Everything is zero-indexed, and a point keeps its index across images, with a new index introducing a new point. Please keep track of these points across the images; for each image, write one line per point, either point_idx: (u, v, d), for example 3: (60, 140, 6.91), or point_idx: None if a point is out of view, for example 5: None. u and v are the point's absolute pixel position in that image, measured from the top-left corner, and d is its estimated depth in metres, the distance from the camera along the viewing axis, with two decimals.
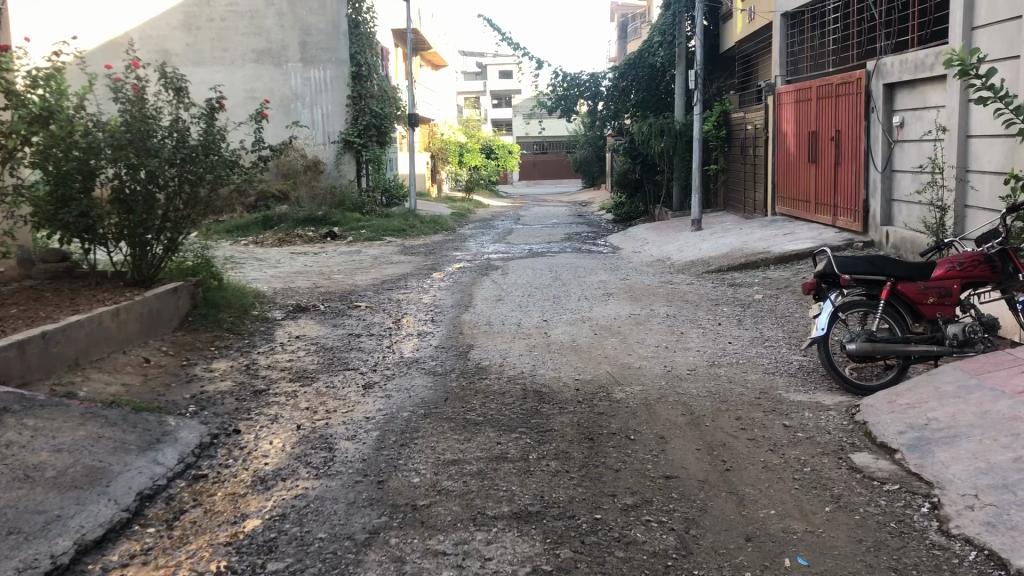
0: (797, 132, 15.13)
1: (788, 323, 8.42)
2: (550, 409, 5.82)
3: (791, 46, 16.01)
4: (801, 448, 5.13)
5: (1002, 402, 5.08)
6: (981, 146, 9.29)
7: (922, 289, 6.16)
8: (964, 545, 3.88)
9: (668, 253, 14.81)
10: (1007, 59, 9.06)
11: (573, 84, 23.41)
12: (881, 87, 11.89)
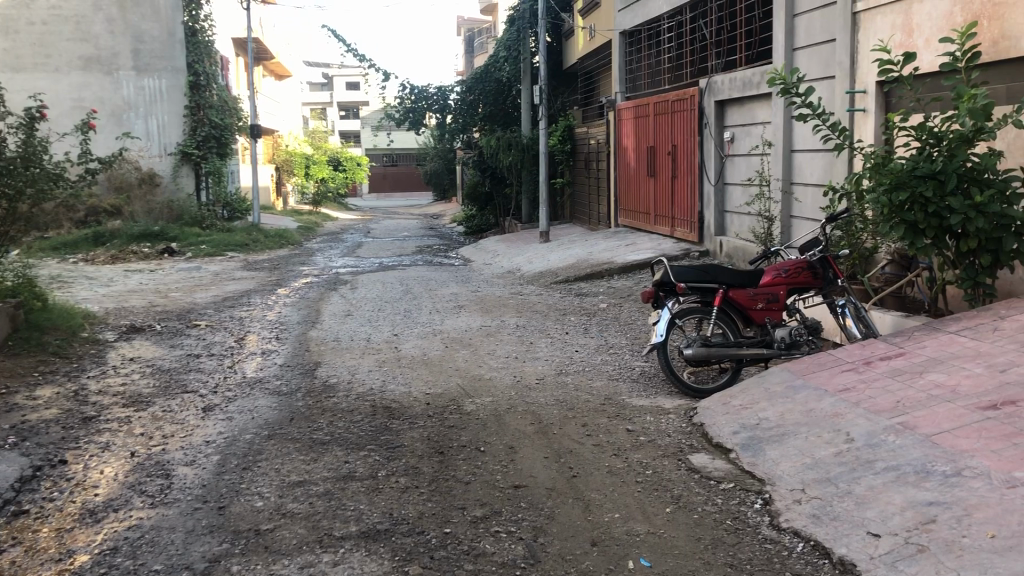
0: (637, 146, 15.69)
1: (632, 331, 8.69)
2: (400, 424, 5.77)
3: (630, 64, 16.60)
4: (644, 451, 5.30)
5: (825, 400, 5.42)
6: (804, 160, 9.92)
7: (751, 295, 6.53)
8: (793, 537, 4.11)
9: (517, 265, 15.01)
10: (824, 79, 9.73)
11: (420, 97, 23.29)
12: (713, 104, 12.50)
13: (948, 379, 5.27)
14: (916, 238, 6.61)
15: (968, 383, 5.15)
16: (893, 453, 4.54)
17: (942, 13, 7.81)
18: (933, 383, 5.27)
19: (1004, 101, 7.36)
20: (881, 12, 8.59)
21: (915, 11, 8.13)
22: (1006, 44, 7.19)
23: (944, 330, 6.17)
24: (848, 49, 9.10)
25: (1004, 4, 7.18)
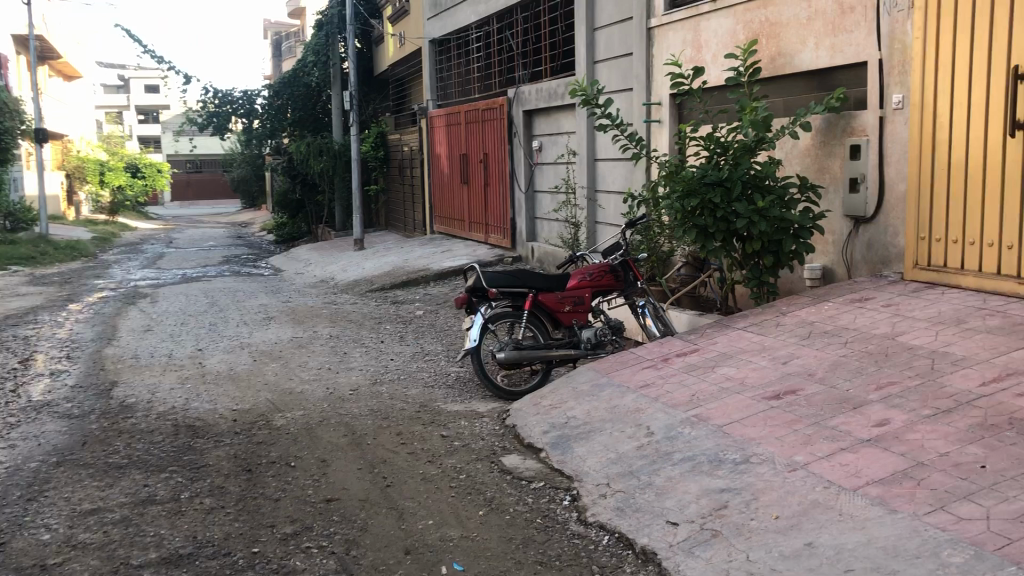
0: (449, 154, 15.83)
1: (446, 337, 8.75)
2: (204, 443, 5.52)
3: (440, 72, 16.73)
4: (457, 456, 5.35)
5: (628, 396, 5.66)
6: (607, 168, 10.36)
7: (559, 298, 6.72)
8: (599, 530, 4.30)
9: (331, 274, 14.75)
10: (624, 91, 10.20)
11: (224, 101, 22.52)
12: (521, 113, 12.80)
13: (737, 372, 5.65)
14: (707, 242, 7.02)
15: (755, 375, 5.54)
16: (688, 444, 4.81)
17: (726, 31, 8.37)
18: (724, 376, 5.63)
19: (782, 114, 7.99)
20: (673, 28, 9.11)
21: (702, 29, 8.68)
22: (781, 61, 7.81)
23: (734, 326, 6.60)
24: (643, 63, 9.58)
25: (778, 24, 7.79)
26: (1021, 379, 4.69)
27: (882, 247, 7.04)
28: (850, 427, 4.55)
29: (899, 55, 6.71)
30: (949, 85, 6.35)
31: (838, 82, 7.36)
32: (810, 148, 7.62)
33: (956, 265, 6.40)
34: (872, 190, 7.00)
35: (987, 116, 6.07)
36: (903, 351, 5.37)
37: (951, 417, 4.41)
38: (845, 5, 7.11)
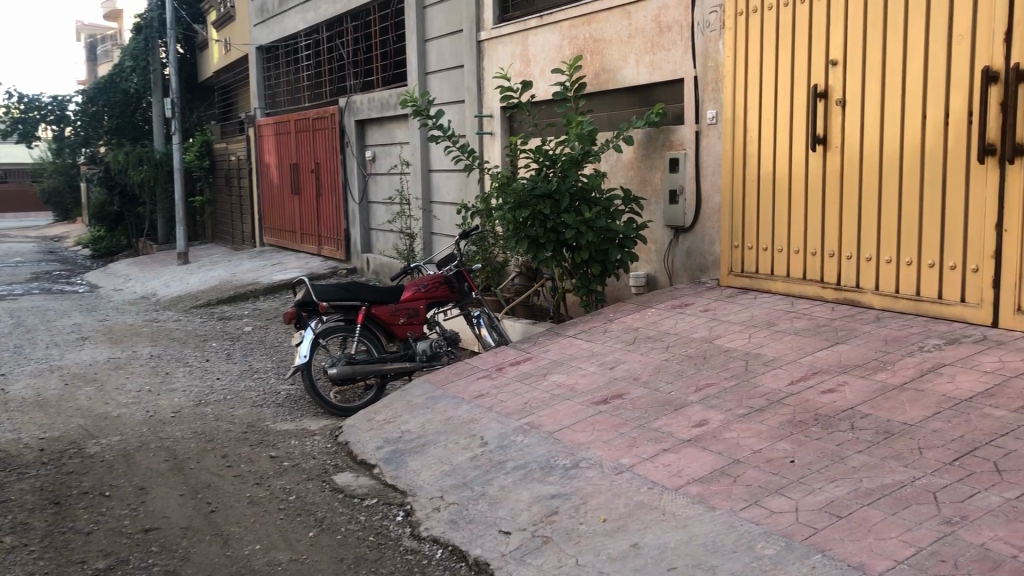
0: (278, 164, 15.41)
1: (277, 354, 8.49)
2: (6, 477, 5.10)
3: (268, 79, 16.28)
4: (287, 477, 5.19)
5: (461, 407, 5.67)
6: (440, 179, 10.40)
7: (393, 311, 6.65)
8: (433, 544, 4.28)
9: (153, 289, 14.03)
10: (455, 102, 10.27)
11: (31, 107, 20.64)
12: (352, 123, 12.63)
13: (568, 379, 5.77)
14: (538, 252, 7.14)
15: (584, 381, 5.68)
16: (521, 452, 4.87)
17: (553, 46, 8.58)
18: (554, 384, 5.73)
19: (606, 127, 8.25)
20: (502, 41, 9.25)
21: (530, 43, 8.86)
22: (605, 77, 8.07)
23: (565, 334, 6.74)
24: (474, 75, 9.68)
25: (602, 41, 8.05)
26: (824, 376, 5.03)
27: (700, 255, 7.41)
28: (672, 429, 4.73)
29: (712, 72, 7.09)
30: (756, 100, 6.75)
31: (658, 97, 7.70)
32: (633, 161, 7.93)
33: (767, 271, 6.79)
34: (690, 203, 7.35)
35: (791, 130, 6.49)
36: (720, 354, 5.65)
37: (763, 415, 4.67)
38: (663, 25, 7.45)
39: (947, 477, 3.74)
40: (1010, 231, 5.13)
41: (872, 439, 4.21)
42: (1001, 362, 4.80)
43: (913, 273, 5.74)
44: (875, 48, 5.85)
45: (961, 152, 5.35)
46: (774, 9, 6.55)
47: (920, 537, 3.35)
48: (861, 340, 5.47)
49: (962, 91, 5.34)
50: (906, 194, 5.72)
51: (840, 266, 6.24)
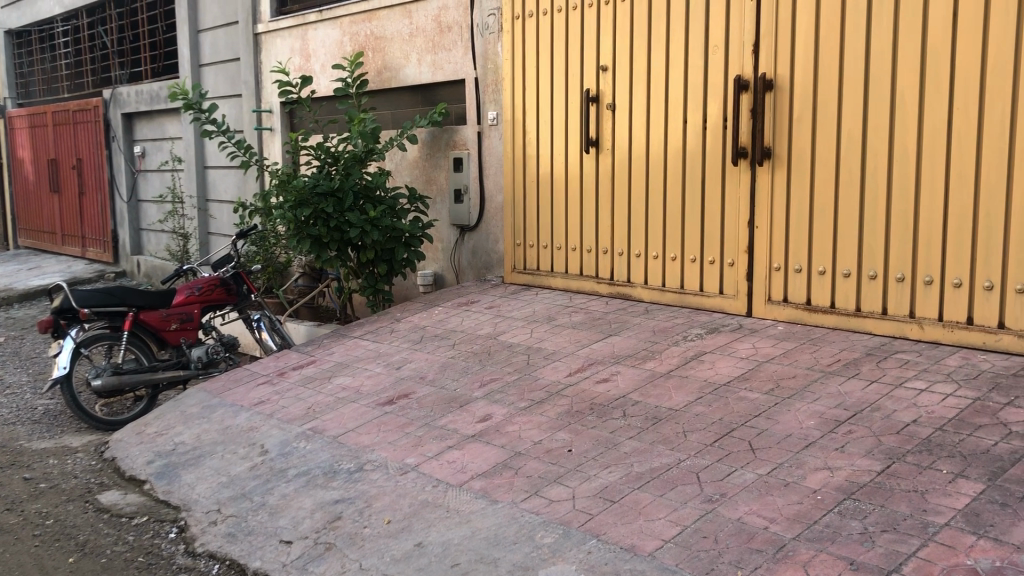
0: (34, 159, 14.15)
1: (32, 367, 7.78)
2: None
3: (20, 66, 14.91)
4: (44, 500, 4.80)
5: (240, 415, 5.44)
6: (217, 177, 9.95)
7: (163, 316, 6.29)
8: (209, 560, 4.08)
9: None
10: (232, 97, 9.86)
11: None
12: (118, 116, 11.82)
13: (352, 382, 5.66)
14: (321, 251, 6.98)
15: (369, 382, 5.60)
16: (303, 458, 4.73)
17: (334, 42, 8.42)
18: (339, 387, 5.61)
19: (390, 126, 8.18)
20: (280, 35, 8.97)
21: (310, 38, 8.65)
22: (387, 75, 8.01)
23: (350, 335, 6.61)
24: (251, 69, 9.33)
25: (383, 39, 8.00)
26: (600, 367, 5.25)
27: (486, 253, 7.54)
28: (457, 426, 4.77)
29: (492, 74, 7.23)
30: (534, 103, 6.94)
31: (440, 97, 7.74)
32: (418, 160, 7.93)
33: (547, 267, 7.00)
34: (475, 202, 7.48)
35: (566, 132, 6.73)
36: (504, 349, 5.77)
37: (543, 408, 4.81)
38: (444, 25, 7.52)
39: (708, 457, 4.01)
40: (760, 228, 5.60)
41: (642, 425, 4.44)
42: (754, 348, 5.21)
43: (677, 268, 6.12)
44: (641, 56, 6.18)
45: (718, 154, 5.76)
46: (548, 14, 6.75)
47: (684, 516, 3.56)
48: (633, 332, 5.76)
49: (718, 99, 5.75)
50: (670, 193, 6.08)
51: (614, 262, 6.53)
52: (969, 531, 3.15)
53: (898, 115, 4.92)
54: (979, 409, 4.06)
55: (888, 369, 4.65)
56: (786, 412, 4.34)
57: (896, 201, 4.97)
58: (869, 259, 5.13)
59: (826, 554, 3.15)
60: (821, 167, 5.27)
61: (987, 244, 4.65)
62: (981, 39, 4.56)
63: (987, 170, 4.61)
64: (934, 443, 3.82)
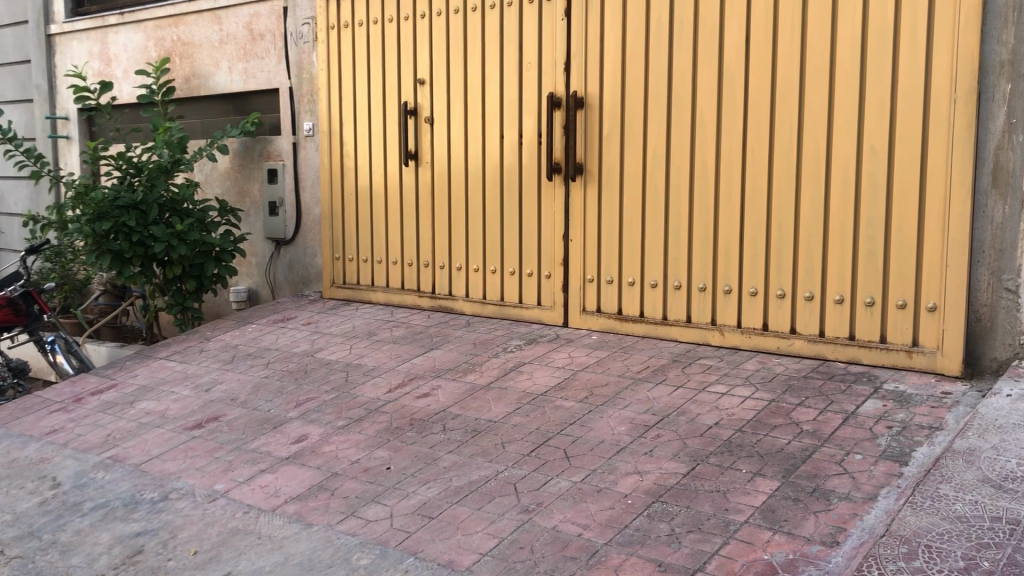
0: None
1: None
2: None
3: None
4: None
5: (30, 446, 5.00)
6: (5, 188, 9.20)
7: None
8: None
9: None
10: (21, 102, 9.14)
11: None
12: None
13: (157, 406, 5.34)
14: (123, 267, 6.56)
15: (176, 406, 5.29)
16: (101, 490, 4.40)
17: (137, 46, 7.97)
18: (142, 412, 5.27)
19: (199, 135, 7.80)
20: (76, 37, 8.41)
21: (110, 41, 8.15)
22: (196, 82, 7.65)
23: (155, 356, 6.24)
24: (44, 73, 8.69)
25: (190, 44, 7.64)
26: (419, 383, 5.19)
27: (303, 267, 7.34)
28: (270, 448, 4.58)
29: (307, 84, 7.06)
30: (350, 115, 6.83)
31: (254, 107, 7.47)
32: (230, 171, 7.60)
33: (368, 281, 6.90)
34: (291, 214, 7.28)
35: (384, 145, 6.66)
36: (321, 367, 5.61)
37: (361, 426, 4.70)
38: (256, 33, 7.28)
39: (525, 467, 4.05)
40: (574, 241, 5.74)
41: (461, 438, 4.43)
42: (570, 357, 5.32)
43: (497, 281, 6.17)
44: (457, 71, 6.20)
45: (533, 169, 5.86)
46: (363, 25, 6.65)
47: (501, 528, 3.56)
48: (453, 345, 5.75)
49: (531, 115, 5.85)
50: (488, 207, 6.13)
51: (434, 275, 6.52)
52: (765, 526, 3.32)
53: (699, 134, 5.17)
54: (774, 410, 4.32)
55: (693, 374, 4.87)
56: (600, 419, 4.45)
57: (698, 214, 5.22)
58: (675, 270, 5.36)
59: (637, 557, 3.23)
60: (629, 182, 5.46)
61: (779, 255, 4.97)
62: (770, 64, 4.87)
63: (777, 186, 4.92)
64: (734, 444, 4.01)
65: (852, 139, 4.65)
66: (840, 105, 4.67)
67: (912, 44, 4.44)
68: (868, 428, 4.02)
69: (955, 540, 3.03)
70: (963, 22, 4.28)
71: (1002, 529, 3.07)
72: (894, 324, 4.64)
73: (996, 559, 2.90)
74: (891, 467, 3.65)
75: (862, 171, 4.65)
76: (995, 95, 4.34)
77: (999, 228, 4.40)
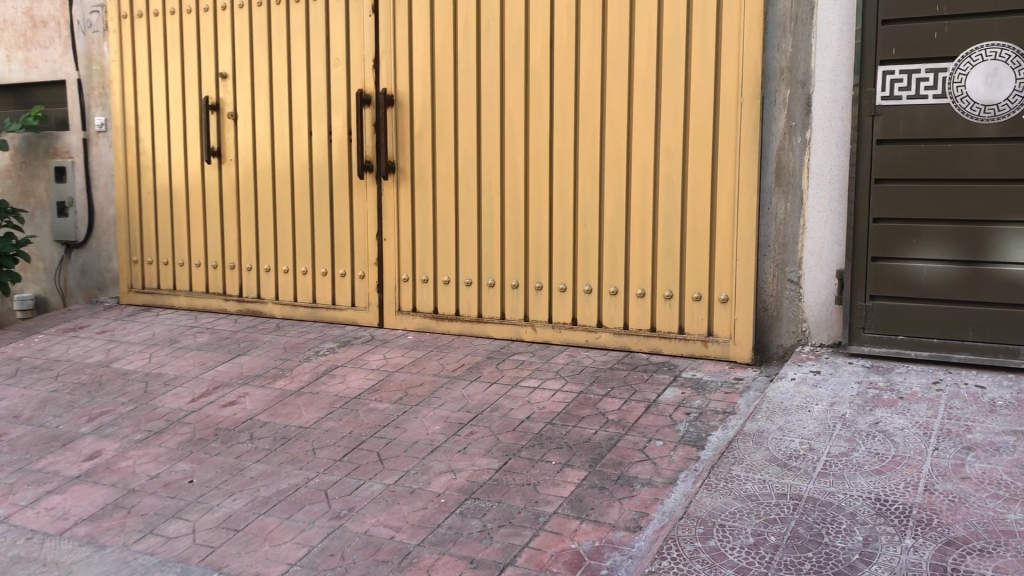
0: None
1: None
2: None
3: None
4: None
5: None
6: None
7: None
8: None
9: None
10: None
11: None
12: None
13: None
14: None
15: None
16: None
17: None
18: None
19: None
20: None
21: None
22: None
23: None
24: None
25: None
26: (225, 391, 4.97)
27: (97, 272, 6.89)
28: (58, 467, 4.23)
29: (98, 76, 6.63)
30: (147, 110, 6.44)
31: (36, 99, 6.92)
32: (10, 169, 7.01)
33: (170, 286, 6.55)
34: (82, 215, 6.81)
35: (184, 141, 6.33)
36: (117, 378, 5.26)
37: (161, 438, 4.44)
38: (37, 20, 6.75)
39: (336, 473, 3.95)
40: (387, 240, 5.67)
41: (270, 447, 4.27)
42: (384, 358, 5.25)
43: (308, 282, 6.01)
44: (262, 66, 5.97)
45: (344, 167, 5.75)
46: (158, 15, 6.29)
47: (311, 536, 3.45)
48: (262, 351, 5.54)
49: (341, 112, 5.73)
50: (297, 207, 5.95)
51: (241, 277, 6.26)
52: (574, 516, 3.39)
53: (508, 133, 5.23)
54: (583, 401, 4.43)
55: (506, 370, 4.93)
56: (413, 419, 4.42)
57: (509, 212, 5.29)
58: (487, 268, 5.41)
59: (449, 555, 3.21)
60: (442, 181, 5.46)
61: (586, 253, 5.11)
62: (574, 66, 4.99)
63: (582, 185, 5.06)
64: (544, 437, 4.09)
65: (650, 140, 4.85)
66: (639, 106, 4.85)
67: (703, 49, 4.67)
68: (668, 415, 4.20)
69: (745, 518, 3.21)
70: (747, 30, 4.56)
71: (787, 505, 3.28)
72: (692, 316, 4.88)
73: (781, 533, 3.09)
74: (689, 451, 3.83)
75: (661, 170, 4.85)
76: (777, 99, 4.65)
77: (782, 223, 4.72)
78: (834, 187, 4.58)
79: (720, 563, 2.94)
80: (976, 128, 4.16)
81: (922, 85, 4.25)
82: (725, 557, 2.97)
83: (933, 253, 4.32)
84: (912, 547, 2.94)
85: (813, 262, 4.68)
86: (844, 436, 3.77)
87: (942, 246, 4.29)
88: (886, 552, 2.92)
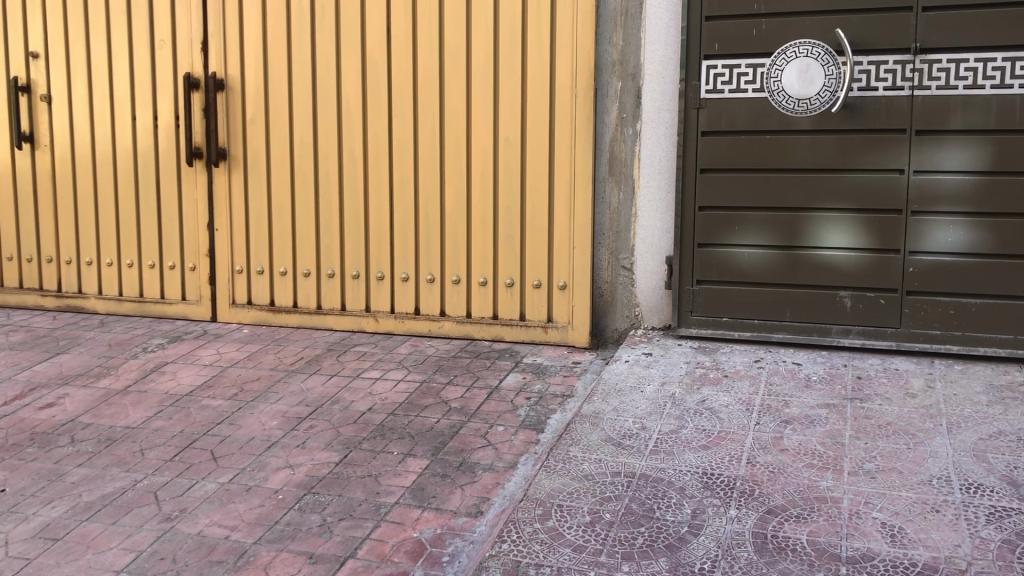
0: None
1: None
2: None
3: None
4: None
5: None
6: None
7: None
8: None
9: None
10: None
11: None
12: None
13: None
14: None
15: None
16: None
17: None
18: None
19: None
20: None
21: None
22: None
23: None
24: None
25: None
26: (42, 392, 4.64)
27: None
28: None
29: None
30: None
31: None
32: None
33: None
34: None
35: None
36: None
37: None
38: None
39: (166, 474, 3.77)
40: (220, 230, 5.46)
41: (93, 449, 4.03)
42: (218, 353, 5.06)
43: (134, 275, 5.71)
44: (78, 45, 5.59)
45: (171, 154, 5.49)
46: None
47: (139, 540, 3.27)
48: (83, 349, 5.22)
49: (167, 96, 5.46)
50: (121, 196, 5.63)
51: (59, 272, 5.88)
52: (415, 505, 3.38)
53: (345, 121, 5.14)
54: (425, 391, 4.43)
55: (346, 362, 4.85)
56: (249, 415, 4.28)
57: (348, 202, 5.20)
58: (326, 259, 5.30)
59: (287, 552, 3.12)
60: (277, 169, 5.30)
61: (427, 241, 5.09)
62: (411, 54, 4.96)
63: (421, 173, 5.03)
64: (386, 428, 4.05)
65: (487, 130, 4.88)
66: (477, 95, 4.88)
67: (538, 42, 4.74)
68: (509, 401, 4.25)
69: (582, 497, 3.30)
70: (580, 24, 4.67)
71: (621, 482, 3.39)
72: (532, 303, 4.97)
73: (616, 510, 3.19)
74: (529, 435, 3.89)
75: (499, 159, 4.89)
76: (609, 91, 4.79)
77: (615, 212, 4.87)
78: (663, 177, 4.76)
79: (559, 542, 3.00)
80: (791, 121, 4.42)
81: (742, 80, 4.48)
82: (563, 536, 3.04)
83: (754, 238, 4.57)
84: (736, 517, 3.10)
85: (644, 249, 4.85)
86: (674, 414, 3.93)
87: (762, 232, 4.55)
88: (712, 523, 3.07)
